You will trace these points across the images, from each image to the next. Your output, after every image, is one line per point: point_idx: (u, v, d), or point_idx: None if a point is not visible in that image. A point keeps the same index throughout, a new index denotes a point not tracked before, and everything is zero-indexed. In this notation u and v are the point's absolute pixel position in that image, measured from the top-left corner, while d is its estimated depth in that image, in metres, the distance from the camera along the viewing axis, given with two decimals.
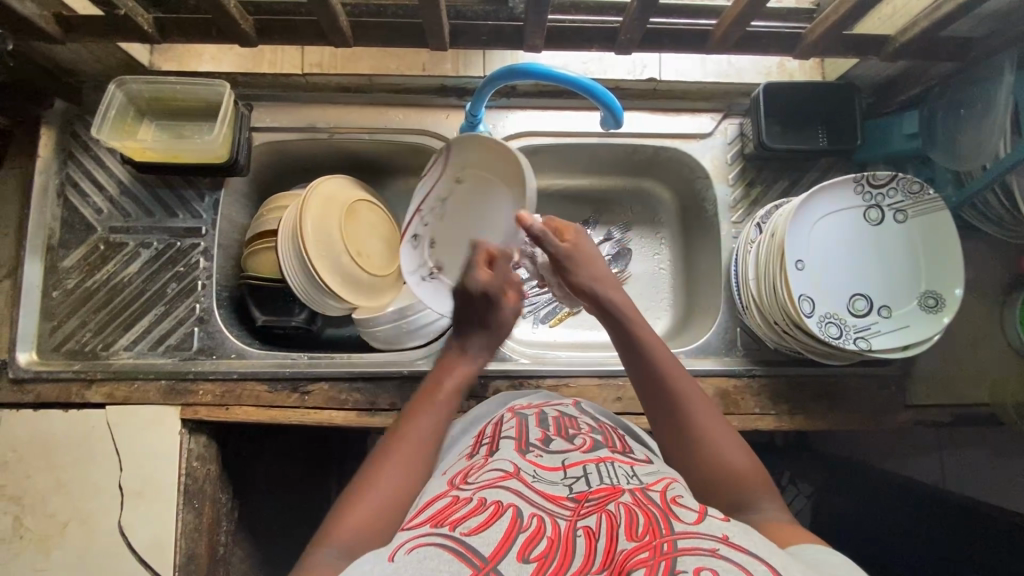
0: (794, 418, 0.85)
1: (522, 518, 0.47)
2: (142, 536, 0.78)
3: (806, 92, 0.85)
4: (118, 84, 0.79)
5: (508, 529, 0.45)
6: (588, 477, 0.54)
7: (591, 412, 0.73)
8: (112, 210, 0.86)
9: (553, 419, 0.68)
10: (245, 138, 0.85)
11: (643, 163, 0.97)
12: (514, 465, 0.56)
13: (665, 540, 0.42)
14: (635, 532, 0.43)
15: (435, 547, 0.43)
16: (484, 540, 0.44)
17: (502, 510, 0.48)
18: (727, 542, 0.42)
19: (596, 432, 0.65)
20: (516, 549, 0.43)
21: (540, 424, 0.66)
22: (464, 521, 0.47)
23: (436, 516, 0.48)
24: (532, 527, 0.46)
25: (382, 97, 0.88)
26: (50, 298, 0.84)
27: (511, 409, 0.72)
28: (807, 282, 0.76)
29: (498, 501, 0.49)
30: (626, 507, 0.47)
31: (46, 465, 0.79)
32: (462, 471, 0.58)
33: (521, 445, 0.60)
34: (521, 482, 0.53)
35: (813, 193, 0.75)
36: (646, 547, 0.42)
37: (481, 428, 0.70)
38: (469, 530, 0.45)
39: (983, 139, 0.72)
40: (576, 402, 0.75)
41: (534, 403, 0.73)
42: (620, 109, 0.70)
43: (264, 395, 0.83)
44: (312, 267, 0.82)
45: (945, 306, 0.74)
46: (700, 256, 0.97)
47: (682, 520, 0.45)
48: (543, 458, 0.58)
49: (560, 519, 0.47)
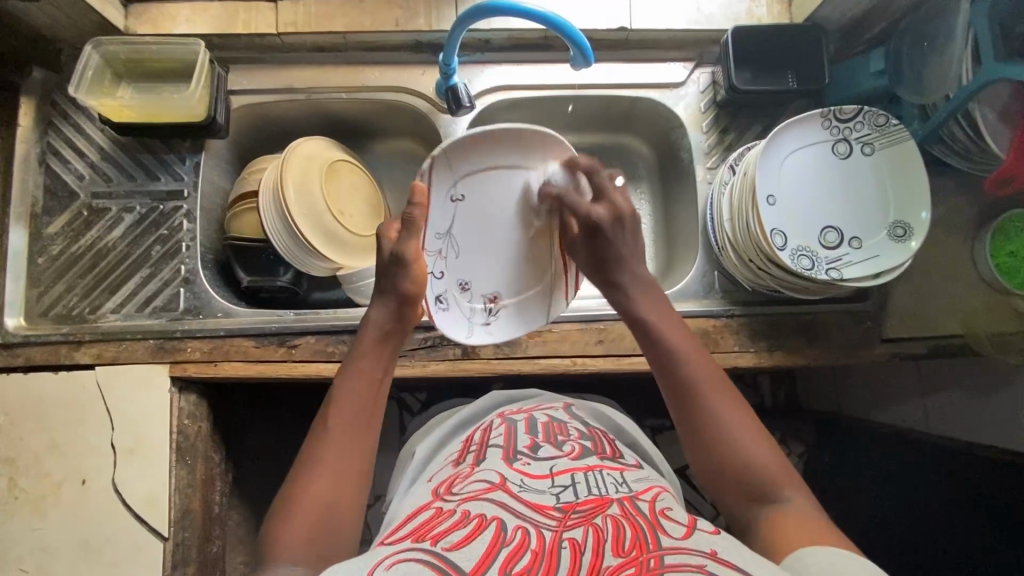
0: (773, 355, 0.86)
1: (506, 531, 0.48)
2: (136, 493, 0.79)
3: (772, 36, 0.87)
4: (94, 45, 0.80)
5: (491, 543, 0.47)
6: (574, 486, 0.55)
7: (580, 416, 0.75)
8: (94, 175, 0.87)
9: (542, 424, 0.70)
10: (223, 97, 0.86)
11: (620, 117, 0.99)
12: (500, 474, 0.57)
13: (652, 556, 0.44)
14: (622, 547, 0.45)
15: (416, 562, 0.45)
16: (465, 555, 0.45)
17: (486, 523, 0.49)
18: (715, 559, 0.45)
19: (585, 438, 0.67)
20: (498, 564, 0.45)
21: (528, 432, 0.68)
22: (446, 536, 0.48)
23: (417, 530, 0.50)
24: (515, 541, 0.47)
25: (358, 56, 0.89)
26: (36, 265, 0.85)
27: (500, 415, 0.74)
28: (779, 216, 0.78)
29: (483, 514, 0.50)
30: (614, 520, 0.49)
31: (38, 426, 0.80)
32: (446, 481, 0.60)
33: (507, 454, 0.62)
34: (506, 492, 0.54)
35: (781, 130, 0.77)
36: (632, 563, 0.44)
37: (471, 433, 0.72)
38: (451, 544, 0.47)
39: (945, 69, 0.75)
40: (567, 406, 0.77)
41: (523, 408, 0.75)
42: (589, 48, 0.71)
43: (251, 350, 0.84)
44: (293, 222, 0.84)
45: (914, 233, 0.76)
46: (678, 206, 0.99)
47: (671, 536, 0.47)
48: (530, 466, 0.60)
49: (545, 530, 0.48)
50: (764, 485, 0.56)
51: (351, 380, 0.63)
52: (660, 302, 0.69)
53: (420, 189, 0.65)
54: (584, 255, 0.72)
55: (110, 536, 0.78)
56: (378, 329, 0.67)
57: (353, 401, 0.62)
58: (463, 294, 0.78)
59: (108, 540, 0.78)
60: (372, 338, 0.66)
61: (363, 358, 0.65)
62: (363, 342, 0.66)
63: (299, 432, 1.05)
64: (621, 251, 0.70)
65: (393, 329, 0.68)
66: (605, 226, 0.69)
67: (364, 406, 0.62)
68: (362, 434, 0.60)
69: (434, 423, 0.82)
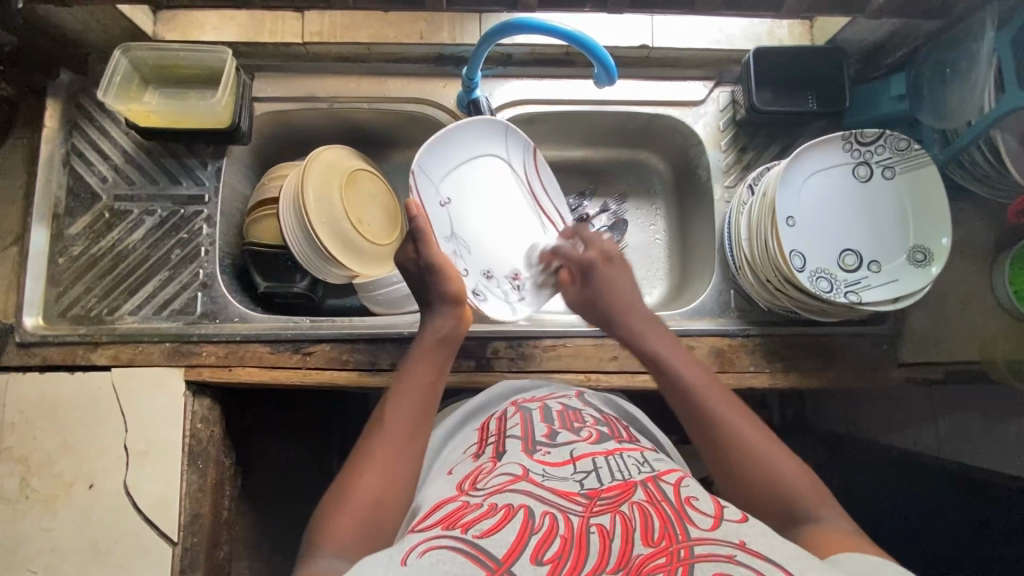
0: (788, 376, 0.86)
1: (534, 519, 0.48)
2: (148, 496, 0.79)
3: (794, 57, 0.87)
4: (123, 51, 0.81)
5: (520, 531, 0.46)
6: (597, 471, 0.55)
7: (594, 403, 0.74)
8: (117, 178, 0.88)
9: (557, 413, 0.69)
10: (247, 105, 0.87)
11: (638, 132, 0.99)
12: (523, 466, 0.57)
13: (682, 546, 0.44)
14: (651, 537, 0.45)
15: (450, 549, 0.44)
16: (496, 542, 0.45)
17: (514, 512, 0.49)
18: (745, 549, 0.44)
19: (600, 424, 0.67)
20: (529, 550, 0.44)
21: (544, 420, 0.67)
22: (476, 524, 0.48)
23: (446, 519, 0.49)
24: (544, 527, 0.47)
25: (380, 66, 0.90)
26: (56, 265, 0.86)
27: (514, 403, 0.73)
28: (798, 238, 0.78)
29: (509, 504, 0.50)
30: (639, 508, 0.48)
31: (53, 426, 0.80)
32: (468, 476, 0.59)
33: (528, 445, 0.61)
34: (530, 482, 0.54)
35: (801, 153, 0.78)
36: (663, 553, 0.43)
37: (484, 423, 0.71)
38: (481, 532, 0.46)
39: (968, 98, 0.75)
40: (579, 393, 0.77)
41: (538, 397, 0.74)
42: (613, 66, 0.71)
43: (267, 356, 0.84)
44: (312, 230, 0.84)
45: (933, 259, 0.76)
46: (694, 223, 0.99)
47: (699, 525, 0.46)
48: (550, 454, 0.59)
49: (573, 515, 0.48)
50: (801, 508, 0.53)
51: (406, 378, 0.64)
52: (673, 340, 0.69)
53: (414, 203, 0.68)
54: (583, 297, 0.75)
55: (120, 539, 0.78)
56: (435, 334, 0.68)
57: (409, 396, 0.62)
58: (490, 281, 0.83)
59: (118, 543, 0.78)
60: (432, 341, 0.67)
61: (418, 356, 0.66)
62: (418, 344, 0.68)
63: None
64: (616, 283, 0.74)
65: (451, 334, 0.69)
66: (595, 262, 0.75)
67: (419, 404, 0.62)
68: (417, 429, 0.61)
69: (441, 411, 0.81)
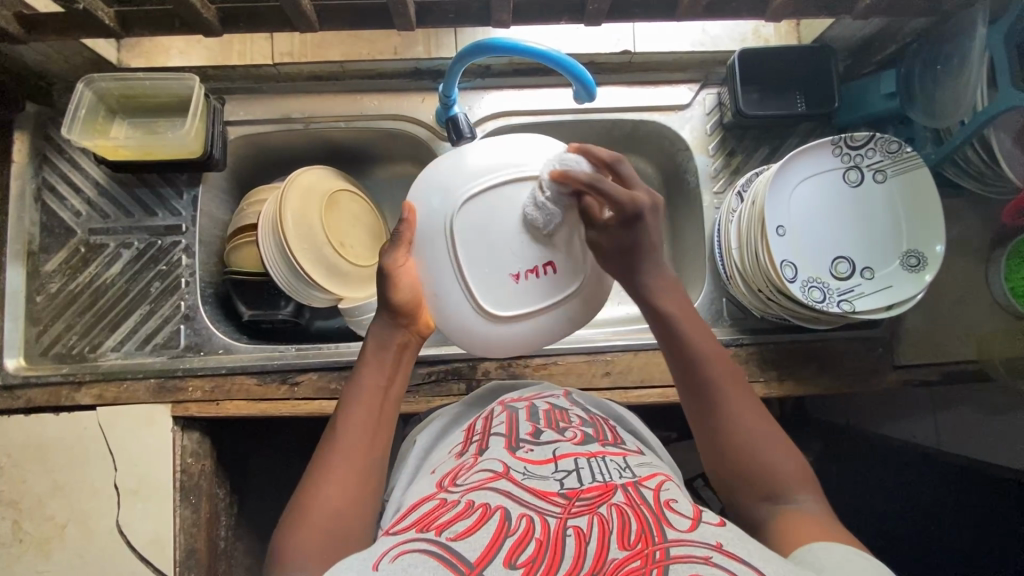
0: (783, 384, 0.85)
1: (510, 521, 0.46)
2: (141, 534, 0.78)
3: (780, 57, 0.85)
4: (86, 83, 0.78)
5: (495, 533, 0.44)
6: (579, 471, 0.53)
7: (584, 404, 0.70)
8: (91, 212, 0.86)
9: (543, 412, 0.66)
10: (219, 131, 0.84)
11: (624, 138, 0.97)
12: (503, 463, 0.55)
13: (658, 548, 0.42)
14: (627, 540, 0.43)
15: (421, 554, 0.42)
16: (470, 545, 0.43)
17: (490, 514, 0.47)
18: (721, 551, 0.42)
19: (587, 425, 0.63)
20: (503, 553, 0.42)
21: (529, 418, 0.64)
22: (451, 525, 0.46)
23: (421, 520, 0.48)
24: (520, 530, 0.44)
25: (356, 84, 0.88)
26: (35, 303, 0.84)
27: (501, 402, 0.69)
28: (789, 247, 0.76)
29: (486, 504, 0.48)
30: (618, 510, 0.46)
31: (40, 469, 0.78)
32: (450, 472, 0.57)
33: (511, 442, 0.59)
34: (510, 481, 0.52)
35: (790, 159, 0.76)
36: (638, 556, 0.41)
37: (471, 422, 0.68)
38: (455, 534, 0.45)
39: (960, 93, 0.72)
40: (567, 392, 0.72)
41: (525, 395, 0.71)
42: (592, 82, 0.69)
43: (254, 388, 0.83)
44: (293, 258, 0.82)
45: (927, 264, 0.74)
46: (684, 229, 0.97)
47: (676, 527, 0.45)
48: (533, 452, 0.57)
49: (550, 517, 0.46)
50: (774, 488, 0.53)
51: (358, 392, 0.60)
52: (690, 310, 0.62)
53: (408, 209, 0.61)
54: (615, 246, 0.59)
55: None
56: (378, 341, 0.63)
57: (365, 412, 0.59)
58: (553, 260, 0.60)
59: None
60: (376, 352, 0.62)
61: (371, 370, 0.61)
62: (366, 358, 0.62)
63: (304, 460, 1.03)
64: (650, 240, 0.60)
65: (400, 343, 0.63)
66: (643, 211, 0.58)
67: (373, 416, 0.59)
68: (372, 441, 0.58)
69: (418, 424, 0.77)
